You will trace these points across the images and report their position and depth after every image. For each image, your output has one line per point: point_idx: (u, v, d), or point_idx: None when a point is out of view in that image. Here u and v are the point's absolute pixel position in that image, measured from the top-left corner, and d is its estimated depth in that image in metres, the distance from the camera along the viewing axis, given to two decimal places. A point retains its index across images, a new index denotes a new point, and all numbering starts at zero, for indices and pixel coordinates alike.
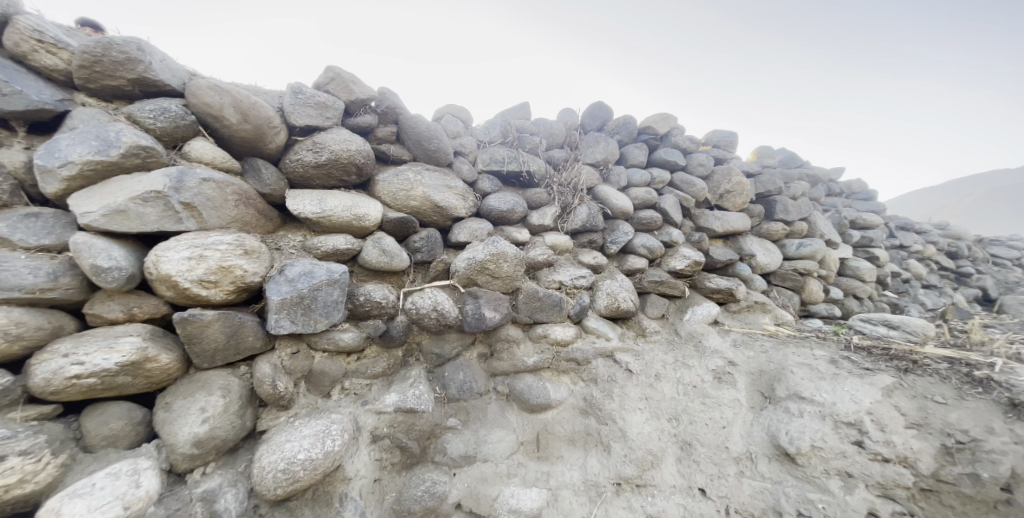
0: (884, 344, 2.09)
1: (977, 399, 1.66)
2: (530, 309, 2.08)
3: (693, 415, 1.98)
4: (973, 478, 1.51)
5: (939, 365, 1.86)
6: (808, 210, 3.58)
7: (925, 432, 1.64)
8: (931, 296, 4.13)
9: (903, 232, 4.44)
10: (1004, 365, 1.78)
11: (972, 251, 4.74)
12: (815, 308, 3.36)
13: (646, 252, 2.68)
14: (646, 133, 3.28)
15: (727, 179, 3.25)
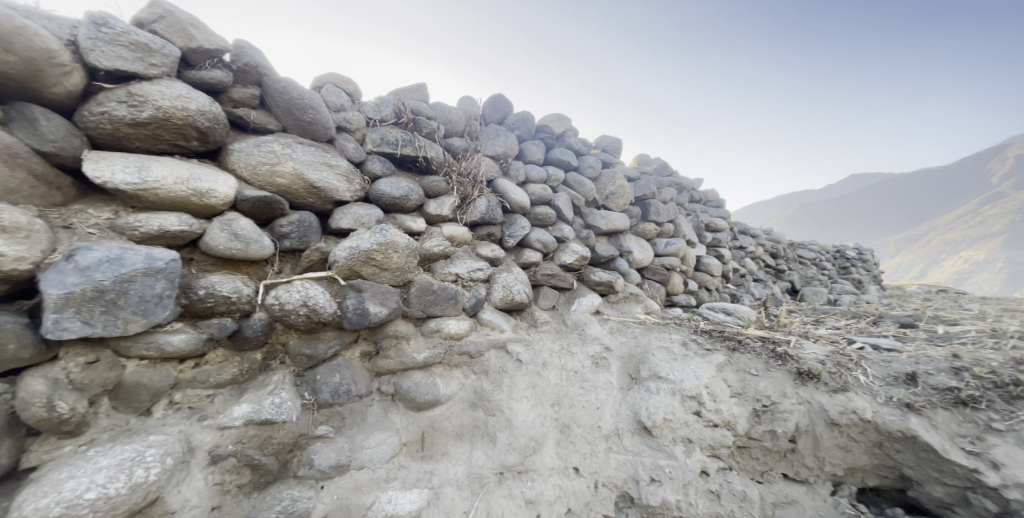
0: (722, 328, 2.53)
1: (778, 369, 2.10)
2: (422, 303, 1.98)
3: (572, 400, 2.14)
4: (771, 433, 1.91)
5: (755, 343, 2.33)
6: (674, 214, 4.16)
7: (742, 399, 2.02)
8: (759, 287, 5.16)
9: (743, 236, 5.45)
10: (796, 342, 2.29)
11: (788, 252, 6.04)
12: (677, 298, 3.94)
13: (540, 246, 2.82)
14: (543, 132, 3.43)
15: (612, 181, 3.61)
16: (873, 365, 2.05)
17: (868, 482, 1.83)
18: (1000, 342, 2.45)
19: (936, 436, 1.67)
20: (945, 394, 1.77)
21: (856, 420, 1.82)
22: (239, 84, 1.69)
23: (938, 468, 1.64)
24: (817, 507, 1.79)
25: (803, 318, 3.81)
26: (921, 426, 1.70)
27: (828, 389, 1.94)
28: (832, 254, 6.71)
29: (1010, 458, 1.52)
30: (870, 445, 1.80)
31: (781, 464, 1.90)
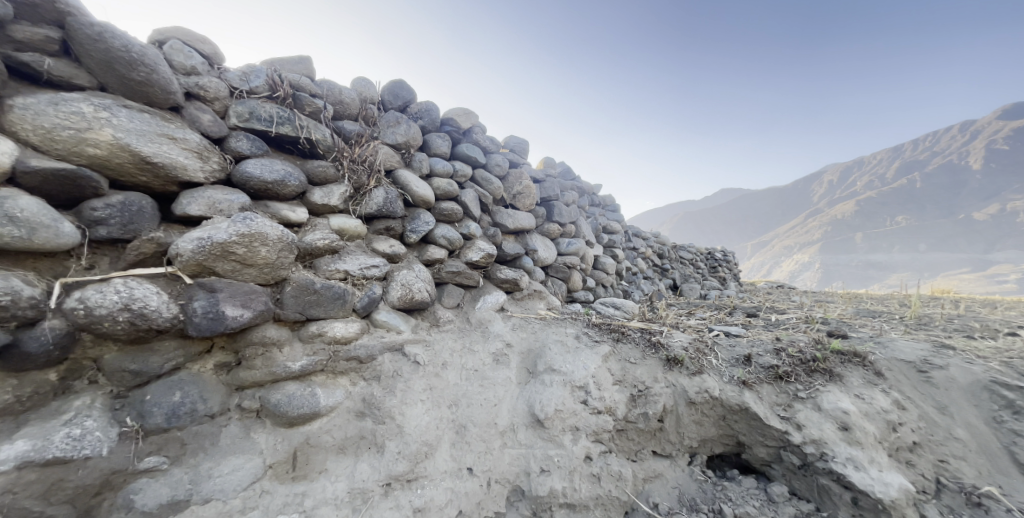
0: (610, 321, 2.76)
1: (653, 357, 2.37)
2: (300, 304, 1.79)
3: (470, 399, 2.12)
4: (644, 415, 2.14)
5: (635, 333, 2.59)
6: (576, 216, 4.44)
7: (623, 386, 2.24)
8: (647, 284, 5.78)
9: (635, 237, 6.05)
10: (668, 331, 2.61)
11: (671, 253, 6.89)
12: (577, 294, 4.20)
13: (446, 243, 2.76)
14: (449, 124, 3.35)
15: (518, 181, 3.69)
16: (722, 349, 2.43)
17: (715, 450, 2.15)
18: (810, 327, 3.11)
19: (761, 406, 2.04)
20: (768, 371, 2.17)
21: (707, 397, 2.13)
22: (30, 24, 1.37)
23: (761, 432, 2.00)
24: (677, 477, 2.05)
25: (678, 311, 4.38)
26: (753, 399, 2.07)
27: (688, 372, 2.24)
28: (704, 255, 7.85)
29: (808, 420, 1.93)
30: (717, 419, 2.12)
31: (652, 442, 2.14)
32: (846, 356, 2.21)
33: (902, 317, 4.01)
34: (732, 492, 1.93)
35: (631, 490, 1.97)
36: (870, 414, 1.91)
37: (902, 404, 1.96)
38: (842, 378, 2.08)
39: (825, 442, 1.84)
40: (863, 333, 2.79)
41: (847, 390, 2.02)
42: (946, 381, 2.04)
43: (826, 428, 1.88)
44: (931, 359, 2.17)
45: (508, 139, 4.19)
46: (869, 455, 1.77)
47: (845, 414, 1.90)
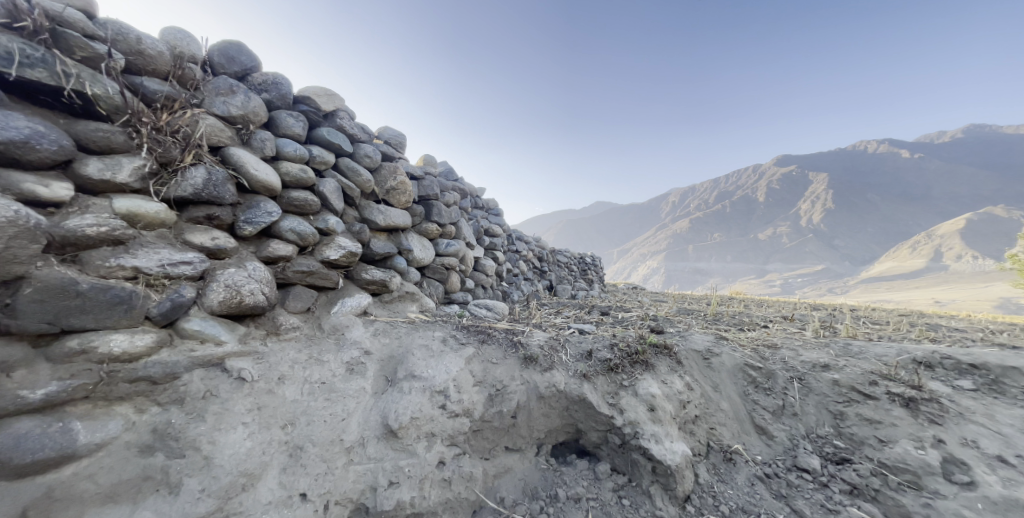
0: (477, 323, 2.82)
1: (512, 357, 2.51)
2: (52, 310, 1.54)
3: (311, 415, 1.92)
4: (499, 413, 2.26)
5: (500, 336, 2.70)
6: (456, 217, 4.43)
7: (483, 387, 2.32)
8: (526, 285, 6.13)
9: (518, 241, 6.35)
10: (528, 332, 2.82)
11: (550, 256, 7.49)
12: (455, 295, 4.19)
13: (294, 237, 2.48)
14: (306, 104, 2.98)
15: (392, 176, 3.49)
16: (570, 345, 2.71)
17: (559, 438, 2.36)
18: (641, 323, 3.76)
19: (593, 395, 2.32)
20: (603, 364, 2.50)
21: (552, 391, 2.34)
22: None
23: (593, 418, 2.29)
24: (524, 469, 2.21)
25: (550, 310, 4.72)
26: (586, 388, 2.34)
27: (541, 369, 2.43)
28: (578, 260, 8.69)
29: (628, 405, 2.29)
30: (561, 410, 2.34)
31: (504, 438, 2.25)
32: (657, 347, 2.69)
33: (706, 313, 5.12)
34: (567, 475, 2.17)
35: (480, 488, 2.05)
36: (667, 395, 2.38)
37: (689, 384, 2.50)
38: (653, 367, 2.52)
39: (637, 422, 2.20)
40: (680, 328, 3.42)
41: (656, 376, 2.46)
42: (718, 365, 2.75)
43: (639, 410, 2.25)
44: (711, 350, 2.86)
45: (383, 130, 3.98)
46: (666, 430, 2.19)
47: (652, 397, 2.31)
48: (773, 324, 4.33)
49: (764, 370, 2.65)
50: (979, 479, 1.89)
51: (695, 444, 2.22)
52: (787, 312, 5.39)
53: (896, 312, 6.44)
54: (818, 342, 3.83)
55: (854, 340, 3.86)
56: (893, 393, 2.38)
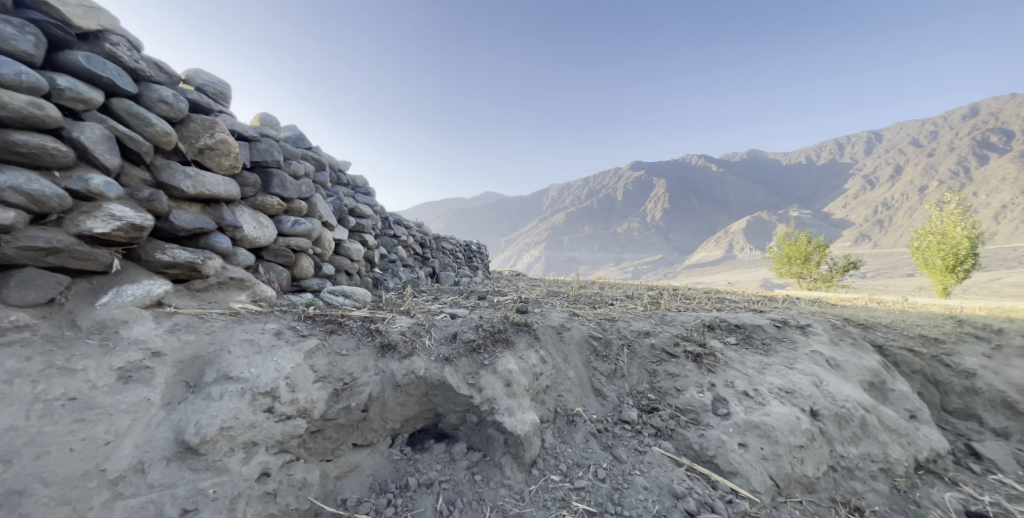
0: (325, 314, 3.16)
1: (367, 345, 3.02)
2: None
3: (44, 445, 1.62)
4: (346, 408, 2.67)
5: (354, 324, 3.18)
6: (308, 192, 4.31)
7: (326, 382, 2.64)
8: (404, 272, 6.43)
9: (396, 226, 6.56)
10: (388, 319, 3.53)
11: (431, 243, 7.94)
12: (305, 282, 4.13)
13: (23, 199, 2.03)
14: (45, 14, 2.27)
15: (207, 132, 3.04)
16: (436, 329, 3.60)
17: (415, 425, 3.08)
18: (505, 305, 4.33)
19: (455, 377, 3.13)
20: (466, 346, 3.41)
21: (412, 377, 3.01)
22: None
23: (454, 400, 3.10)
24: (375, 463, 2.74)
25: (427, 297, 5.53)
26: (449, 373, 3.13)
27: (399, 356, 3.05)
28: (463, 248, 9.66)
29: (488, 383, 3.18)
30: (420, 397, 3.05)
31: (354, 435, 2.74)
32: (519, 326, 3.85)
33: (570, 294, 5.77)
34: (401, 464, 2.79)
35: (324, 491, 2.44)
36: (523, 369, 3.42)
37: (544, 359, 3.64)
38: (515, 344, 3.62)
39: (494, 398, 3.10)
40: (541, 306, 4.86)
41: (515, 353, 3.52)
42: (569, 338, 4.02)
43: (497, 387, 3.17)
44: (565, 326, 4.15)
45: (193, 74, 3.30)
46: (518, 403, 3.13)
47: (510, 374, 3.29)
48: (616, 303, 5.14)
49: (602, 340, 4.07)
50: (731, 410, 3.34)
51: (544, 412, 3.31)
52: (632, 292, 6.54)
53: (706, 290, 8.39)
54: (644, 316, 4.76)
55: (669, 313, 4.89)
56: (686, 352, 3.96)
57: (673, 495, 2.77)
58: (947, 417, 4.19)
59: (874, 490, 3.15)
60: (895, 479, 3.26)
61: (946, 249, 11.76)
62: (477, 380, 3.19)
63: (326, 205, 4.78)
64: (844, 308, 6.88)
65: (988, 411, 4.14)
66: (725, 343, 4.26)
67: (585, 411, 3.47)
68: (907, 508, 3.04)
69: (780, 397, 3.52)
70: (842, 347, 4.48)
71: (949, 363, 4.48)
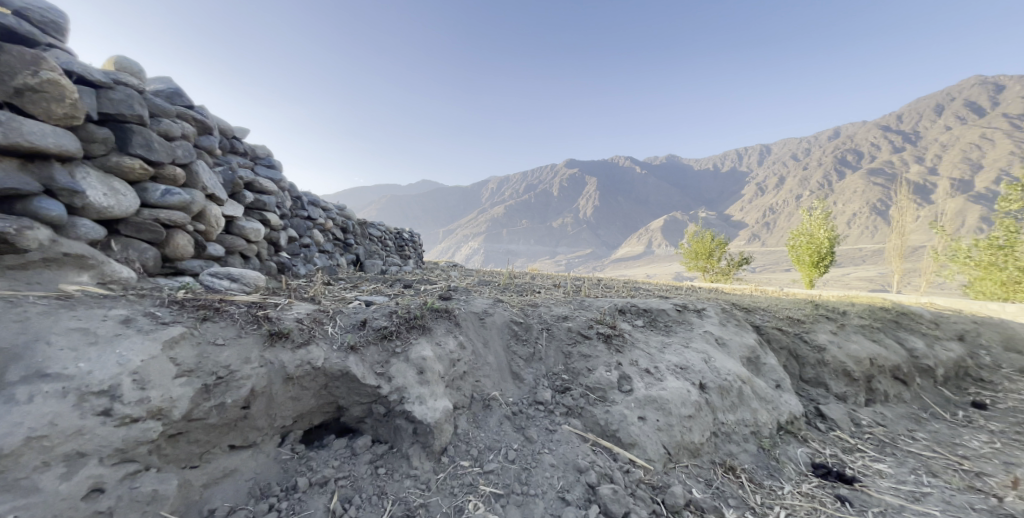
0: (199, 299, 2.69)
1: (252, 333, 2.64)
2: None
3: None
4: (219, 406, 2.32)
5: (236, 310, 2.74)
6: (187, 157, 3.66)
7: (193, 377, 2.25)
8: (320, 257, 5.92)
9: (310, 208, 6.03)
10: (282, 306, 3.12)
11: (354, 228, 7.41)
12: (182, 265, 3.51)
13: None
14: None
15: (29, 69, 2.48)
16: (341, 317, 3.28)
17: (311, 421, 2.84)
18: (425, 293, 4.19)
19: (361, 367, 2.90)
20: (377, 333, 3.19)
21: (307, 369, 2.71)
22: None
23: (359, 391, 2.88)
24: (256, 466, 2.42)
25: (343, 285, 5.12)
26: (353, 363, 2.88)
27: (292, 345, 2.73)
28: (394, 236, 9.28)
29: (398, 371, 3.00)
30: (317, 390, 2.79)
31: (230, 436, 2.40)
32: (438, 312, 3.75)
33: (500, 283, 5.87)
34: (291, 464, 2.53)
35: (186, 502, 2.10)
36: (438, 356, 3.31)
37: (461, 344, 3.60)
38: (431, 331, 3.50)
39: (405, 387, 2.94)
40: (464, 294, 4.83)
41: (432, 339, 3.41)
42: (490, 323, 4.01)
43: (408, 375, 3.01)
44: (487, 311, 4.16)
45: None
46: (430, 391, 3.00)
47: (423, 361, 3.14)
48: (539, 292, 5.29)
49: (523, 324, 4.16)
50: (633, 387, 3.58)
51: (458, 398, 3.24)
52: (557, 282, 6.77)
53: (626, 281, 9.03)
54: (564, 302, 4.94)
55: (587, 299, 5.13)
56: (598, 334, 4.17)
57: (577, 469, 2.88)
58: (805, 384, 4.98)
59: (745, 450, 3.61)
60: (762, 440, 3.76)
61: (813, 247, 14.12)
62: (386, 369, 3.00)
63: (214, 176, 4.11)
64: (736, 295, 7.86)
65: (833, 378, 5.00)
66: (634, 325, 4.57)
67: (502, 395, 3.50)
68: (769, 465, 3.53)
69: (675, 373, 3.85)
70: (728, 327, 5.09)
71: (807, 340, 5.33)
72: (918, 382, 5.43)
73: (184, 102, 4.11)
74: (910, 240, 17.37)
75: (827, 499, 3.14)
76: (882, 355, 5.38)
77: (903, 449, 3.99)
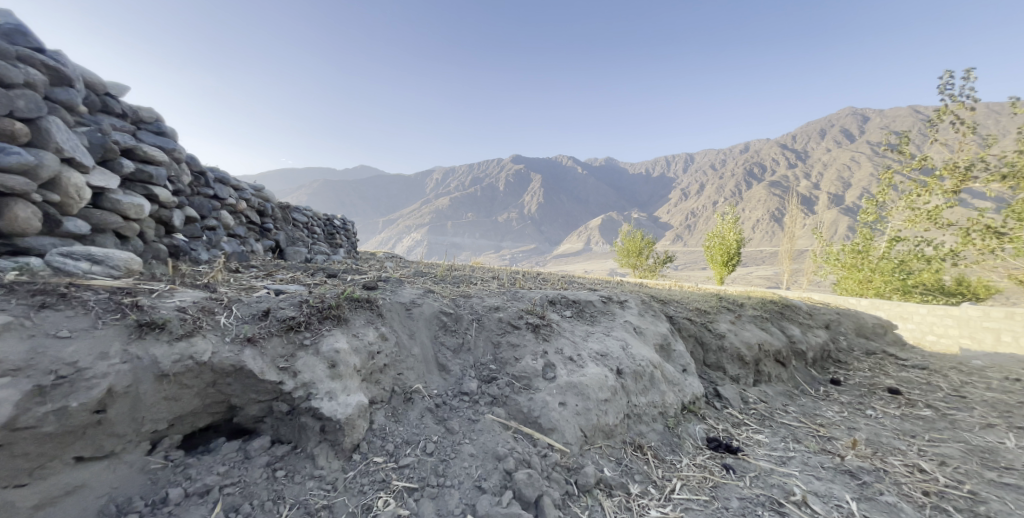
0: (42, 282, 2.27)
1: (114, 324, 2.25)
2: None
3: None
4: (62, 411, 1.93)
5: (94, 297, 2.35)
6: (38, 111, 3.05)
7: (22, 376, 1.86)
8: (229, 243, 5.28)
9: (216, 187, 5.36)
10: (160, 294, 2.69)
11: (274, 212, 6.74)
12: (24, 242, 2.83)
13: None
14: None
15: None
16: (241, 307, 2.92)
17: (195, 423, 2.52)
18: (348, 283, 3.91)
19: (260, 362, 2.60)
20: (282, 324, 2.88)
21: (189, 364, 2.37)
22: None
23: (257, 388, 2.59)
24: (115, 477, 2.09)
25: (256, 274, 4.57)
26: (250, 357, 2.57)
27: (171, 338, 2.36)
28: (324, 222, 8.61)
29: (305, 366, 2.74)
30: (203, 389, 2.46)
31: (79, 446, 2.03)
32: (359, 302, 3.53)
33: (436, 275, 5.74)
34: (164, 473, 2.21)
35: None
36: (355, 348, 3.10)
37: (383, 336, 3.42)
38: (349, 322, 3.27)
39: (313, 382, 2.70)
40: (393, 285, 4.61)
41: (348, 330, 3.19)
42: (417, 314, 3.94)
43: (317, 369, 2.76)
44: (415, 302, 4.07)
45: None
46: (342, 386, 2.80)
47: (335, 355, 2.90)
48: (472, 284, 5.26)
49: (453, 315, 4.11)
50: (557, 374, 3.69)
51: (375, 392, 3.08)
52: (494, 274, 6.78)
53: (561, 274, 9.35)
54: (497, 293, 4.95)
55: (521, 291, 5.19)
56: (527, 323, 4.23)
57: (496, 457, 2.88)
58: (708, 369, 5.56)
59: (653, 429, 3.92)
60: (668, 419, 4.12)
61: (723, 247, 15.85)
62: (292, 363, 2.72)
63: (75, 137, 3.39)
64: (657, 289, 8.52)
65: (729, 362, 5.64)
66: (562, 315, 4.73)
67: (426, 387, 3.42)
68: (671, 441, 3.87)
69: (595, 360, 4.04)
70: (646, 317, 5.49)
71: (711, 328, 5.94)
72: (794, 364, 6.34)
73: (35, 44, 3.36)
74: (797, 243, 20.21)
75: (715, 469, 3.52)
76: (768, 341, 6.19)
77: (778, 420, 4.62)
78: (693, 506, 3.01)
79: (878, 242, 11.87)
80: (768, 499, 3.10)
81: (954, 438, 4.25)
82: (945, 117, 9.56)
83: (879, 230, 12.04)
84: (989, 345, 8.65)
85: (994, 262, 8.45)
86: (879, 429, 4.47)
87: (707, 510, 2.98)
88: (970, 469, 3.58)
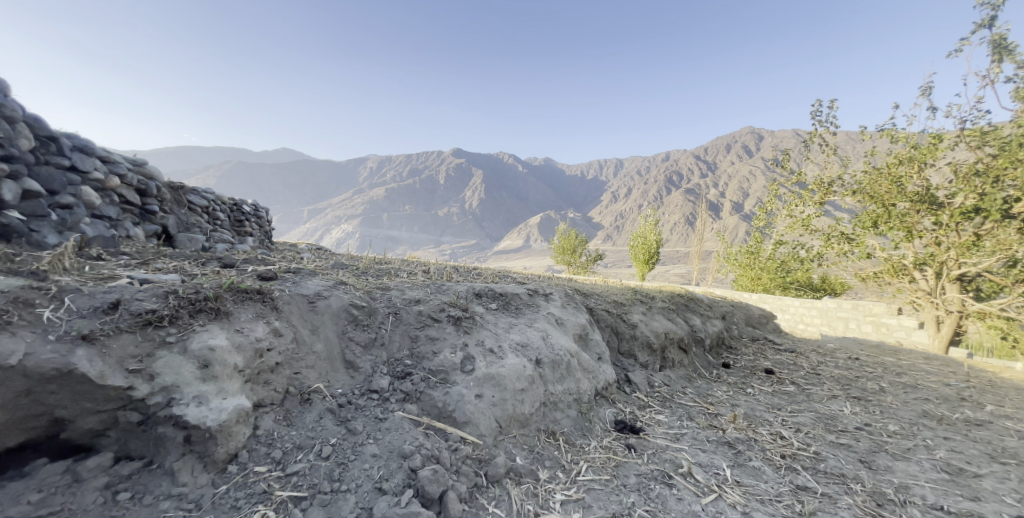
0: None
1: None
2: None
3: None
4: None
5: None
6: None
7: None
8: (95, 225, 4.29)
9: (71, 157, 4.36)
10: None
11: (161, 193, 5.69)
12: None
13: None
14: None
15: None
16: (80, 299, 2.39)
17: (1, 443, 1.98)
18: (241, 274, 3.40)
19: (100, 365, 2.13)
20: (137, 319, 2.39)
21: None
22: None
23: (95, 396, 2.11)
24: None
25: (125, 262, 3.79)
26: (83, 359, 2.09)
27: None
28: (230, 206, 7.51)
29: (167, 367, 2.30)
30: (12, 399, 1.96)
31: None
32: (247, 294, 3.12)
33: (357, 267, 5.32)
34: None
35: None
36: (238, 345, 2.70)
37: (276, 331, 3.05)
38: (231, 316, 2.85)
39: (176, 387, 2.27)
40: (299, 276, 4.16)
41: (231, 326, 2.78)
42: (323, 308, 3.57)
43: (184, 371, 2.33)
44: (321, 295, 3.69)
45: None
46: (217, 389, 2.40)
47: (210, 353, 2.47)
48: (392, 276, 4.98)
49: (365, 308, 3.82)
50: (475, 366, 3.60)
51: (261, 395, 2.73)
52: (421, 266, 6.52)
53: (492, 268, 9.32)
54: (420, 286, 4.74)
55: (445, 283, 5.04)
56: (448, 316, 4.09)
57: (401, 456, 2.70)
58: (622, 356, 5.92)
59: (567, 416, 4.03)
60: (582, 405, 4.27)
61: (644, 246, 17.17)
62: (148, 365, 2.27)
63: None
64: (583, 284, 8.93)
65: (640, 350, 6.07)
66: (486, 308, 4.68)
67: (328, 386, 3.11)
68: (583, 426, 4.02)
69: (515, 351, 4.04)
70: (568, 309, 5.67)
71: (626, 319, 6.34)
72: (694, 350, 7.03)
73: None
74: (705, 244, 22.69)
75: (619, 449, 3.73)
76: (674, 330, 6.78)
77: (677, 401, 5.07)
78: (596, 486, 3.12)
79: (765, 244, 13.73)
80: (659, 473, 3.35)
81: (809, 408, 5.03)
82: (815, 140, 11.33)
83: (766, 234, 13.92)
84: (840, 330, 10.44)
85: (846, 262, 10.22)
86: (755, 404, 5.12)
87: (607, 489, 3.11)
88: (817, 433, 4.25)
